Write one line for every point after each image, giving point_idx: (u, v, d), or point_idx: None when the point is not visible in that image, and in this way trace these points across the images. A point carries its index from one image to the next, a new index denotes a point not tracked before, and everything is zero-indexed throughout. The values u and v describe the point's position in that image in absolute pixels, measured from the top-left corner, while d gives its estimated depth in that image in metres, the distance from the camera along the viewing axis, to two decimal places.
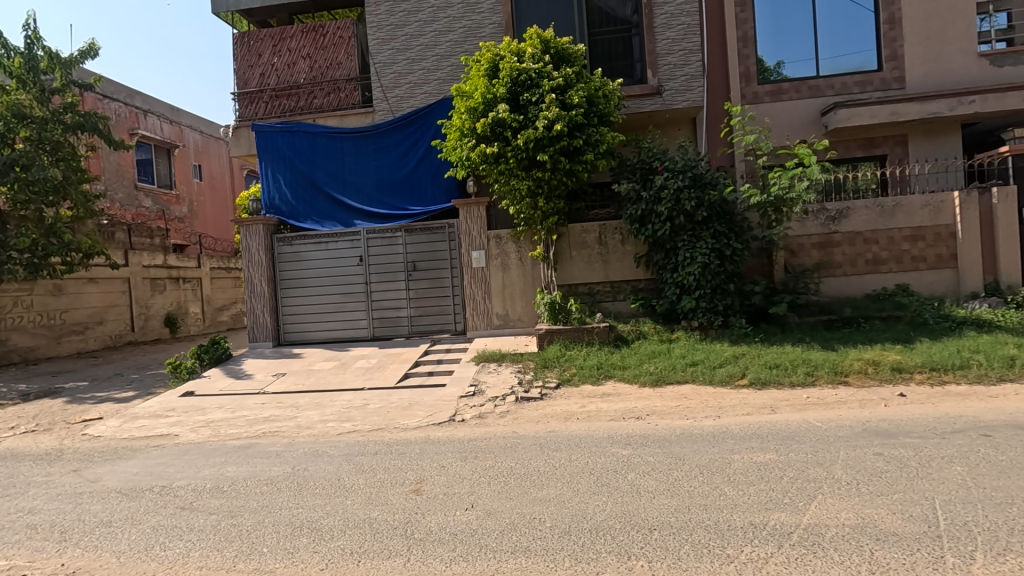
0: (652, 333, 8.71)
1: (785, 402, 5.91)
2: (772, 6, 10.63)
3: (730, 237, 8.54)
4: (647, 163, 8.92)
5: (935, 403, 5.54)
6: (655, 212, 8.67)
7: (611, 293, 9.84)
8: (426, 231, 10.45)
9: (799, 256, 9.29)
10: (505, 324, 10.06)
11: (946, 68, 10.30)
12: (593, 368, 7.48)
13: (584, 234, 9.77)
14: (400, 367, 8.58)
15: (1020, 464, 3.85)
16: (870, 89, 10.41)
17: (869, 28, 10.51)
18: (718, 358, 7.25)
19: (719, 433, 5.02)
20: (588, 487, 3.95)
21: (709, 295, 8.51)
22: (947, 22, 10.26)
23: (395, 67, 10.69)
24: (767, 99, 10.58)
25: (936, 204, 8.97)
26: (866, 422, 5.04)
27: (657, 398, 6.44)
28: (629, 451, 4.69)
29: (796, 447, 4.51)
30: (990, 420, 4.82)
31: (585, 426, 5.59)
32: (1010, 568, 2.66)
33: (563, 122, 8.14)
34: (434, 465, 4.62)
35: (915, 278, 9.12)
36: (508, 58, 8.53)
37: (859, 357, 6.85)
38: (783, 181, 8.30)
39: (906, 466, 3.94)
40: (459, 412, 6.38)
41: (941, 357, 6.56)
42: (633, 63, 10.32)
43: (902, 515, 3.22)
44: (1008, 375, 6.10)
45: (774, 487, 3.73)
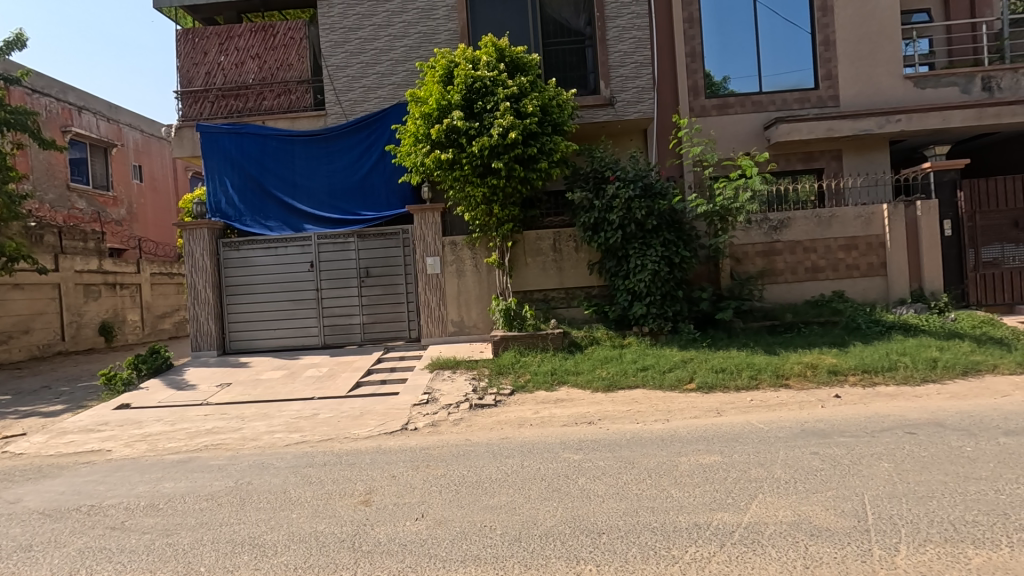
0: (605, 338, 8.87)
1: (731, 405, 6.12)
2: (718, 24, 11.10)
3: (679, 245, 8.79)
4: (600, 173, 9.11)
5: (866, 403, 5.86)
6: (608, 220, 8.84)
7: (565, 300, 9.97)
8: (379, 236, 10.30)
9: (744, 263, 9.67)
10: (461, 331, 10.02)
11: (877, 89, 10.97)
12: (547, 374, 7.54)
13: (539, 241, 9.86)
14: (352, 375, 8.40)
15: (940, 459, 4.12)
16: (808, 106, 10.97)
17: (807, 49, 11.10)
18: (668, 363, 7.44)
19: (667, 436, 5.15)
20: (539, 493, 3.97)
21: (660, 301, 8.73)
22: (877, 45, 10.92)
23: (348, 71, 10.53)
24: (713, 113, 11.01)
25: (868, 215, 9.53)
26: (804, 423, 5.28)
27: (609, 402, 6.54)
28: (580, 456, 4.75)
29: (739, 448, 4.67)
30: (915, 419, 5.14)
31: (538, 432, 5.62)
32: (930, 557, 2.84)
33: (517, 130, 8.22)
34: (384, 475, 4.54)
35: (849, 285, 9.63)
36: (462, 65, 8.56)
37: (799, 361, 7.17)
38: (728, 191, 8.64)
39: (839, 464, 4.14)
40: (412, 421, 6.29)
41: (872, 360, 6.95)
42: (586, 74, 10.54)
43: (835, 511, 3.39)
44: (931, 376, 6.53)
45: (717, 488, 3.85)
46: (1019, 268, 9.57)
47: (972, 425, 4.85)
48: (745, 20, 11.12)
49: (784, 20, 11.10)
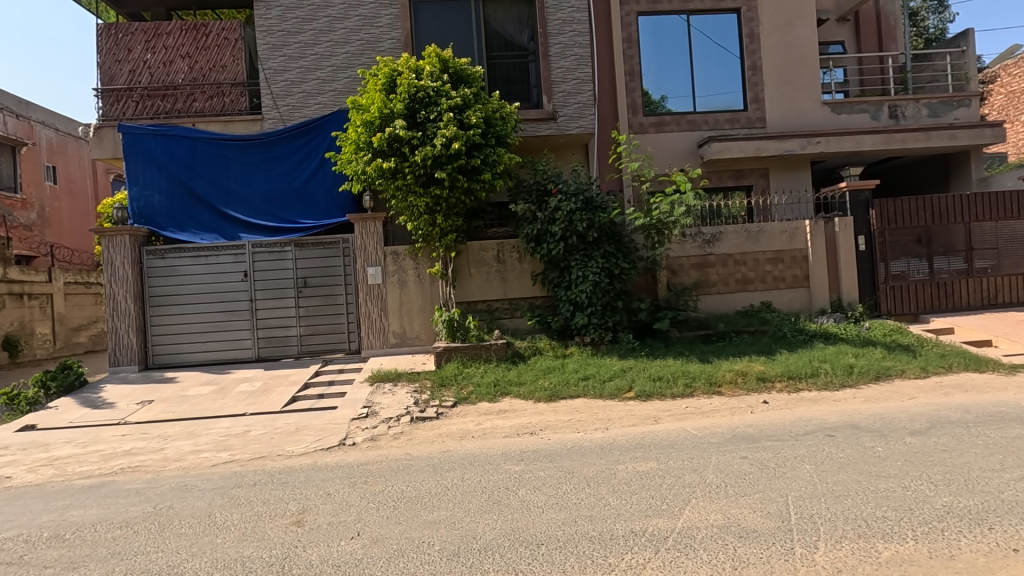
0: (547, 348, 8.96)
1: (667, 412, 6.31)
2: (655, 45, 11.59)
3: (618, 257, 9.00)
4: (543, 185, 9.24)
5: (791, 408, 6.19)
6: (550, 232, 8.98)
7: (509, 310, 10.00)
8: (318, 246, 9.99)
9: (679, 275, 10.05)
10: (403, 342, 9.85)
11: (800, 112, 11.71)
12: (490, 385, 7.52)
13: (482, 252, 9.87)
14: (287, 390, 8.05)
15: (854, 459, 4.40)
16: (738, 126, 11.60)
17: (736, 73, 11.75)
18: (608, 372, 7.61)
19: (606, 445, 5.24)
20: (479, 506, 3.93)
21: (600, 311, 8.91)
22: (799, 72, 11.69)
23: (286, 75, 10.21)
24: (651, 131, 11.44)
25: (792, 230, 10.15)
26: (735, 428, 5.51)
27: (551, 412, 6.60)
28: (521, 467, 4.75)
29: (674, 454, 4.81)
30: (834, 422, 5.49)
31: (479, 444, 5.58)
32: (845, 553, 3.02)
33: (461, 141, 8.22)
34: (319, 493, 4.36)
35: (776, 295, 10.18)
36: (405, 74, 8.51)
37: (730, 368, 7.51)
38: (664, 206, 8.99)
39: (766, 467, 4.35)
40: (350, 436, 6.10)
41: (796, 367, 7.37)
42: (529, 88, 10.70)
43: (761, 513, 3.55)
44: (848, 381, 7.00)
45: (653, 494, 3.95)
46: (923, 280, 10.33)
47: (882, 427, 5.23)
48: (680, 43, 11.66)
49: (716, 44, 11.72)
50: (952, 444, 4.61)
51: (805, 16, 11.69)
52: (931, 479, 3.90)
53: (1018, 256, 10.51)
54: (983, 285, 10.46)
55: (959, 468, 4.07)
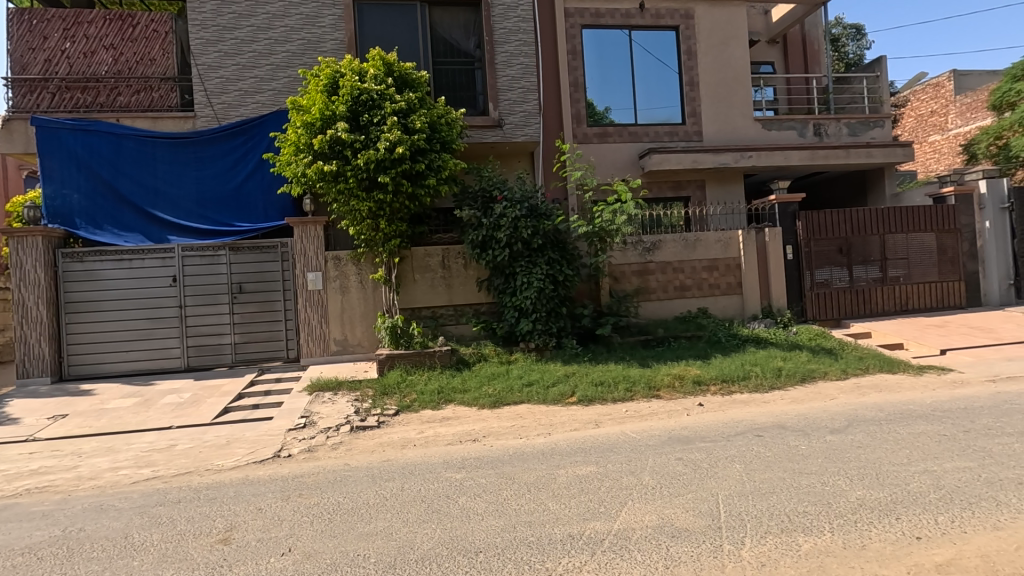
0: (492, 355, 8.96)
1: (608, 416, 6.44)
2: (598, 58, 11.91)
3: (562, 264, 9.12)
4: (488, 192, 9.28)
5: (724, 410, 6.47)
6: (495, 238, 9.00)
7: (454, 317, 9.96)
8: (255, 250, 9.61)
9: (621, 282, 10.31)
10: (344, 350, 9.59)
11: (734, 127, 12.29)
12: (433, 393, 7.43)
13: (427, 258, 9.79)
14: (219, 401, 7.66)
15: (779, 458, 4.63)
16: (676, 139, 12.05)
17: (675, 88, 12.22)
18: (552, 378, 7.68)
19: (547, 450, 5.28)
20: (418, 516, 3.87)
21: (545, 317, 8.99)
22: (732, 90, 12.29)
23: (221, 72, 9.79)
24: (595, 141, 11.72)
25: (726, 239, 10.64)
26: (671, 431, 5.69)
27: (494, 419, 6.59)
28: (462, 474, 4.72)
29: (613, 458, 4.91)
30: (763, 422, 5.76)
31: (421, 452, 5.50)
32: (769, 548, 3.16)
33: (405, 146, 8.12)
34: (249, 509, 4.16)
35: (712, 302, 10.61)
36: (348, 76, 8.35)
37: (668, 373, 7.75)
38: (606, 214, 9.21)
39: (699, 467, 4.51)
40: (286, 447, 5.87)
41: (730, 370, 7.70)
42: (475, 95, 10.74)
43: (693, 512, 3.67)
44: (776, 384, 7.38)
45: (592, 498, 4.01)
46: (844, 287, 11.04)
47: (806, 426, 5.53)
48: (622, 57, 12.03)
49: (656, 59, 12.16)
50: (867, 440, 4.94)
51: (738, 36, 12.31)
52: (848, 474, 4.15)
53: (926, 265, 11.41)
54: (896, 293, 11.26)
55: (872, 463, 4.36)
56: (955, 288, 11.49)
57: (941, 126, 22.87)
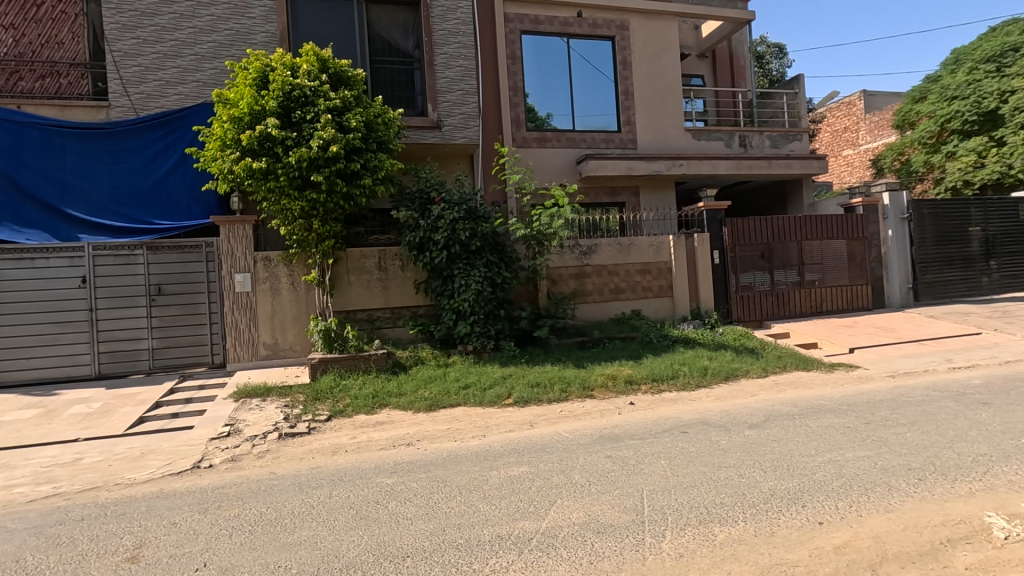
0: (429, 358, 8.89)
1: (542, 417, 6.53)
2: (537, 64, 12.11)
3: (501, 267, 9.16)
4: (426, 194, 9.20)
5: (653, 408, 6.71)
6: (433, 240, 8.93)
7: (390, 319, 9.80)
8: (176, 249, 9.08)
9: (558, 284, 10.51)
10: (275, 354, 9.23)
11: (666, 136, 12.78)
12: (367, 397, 7.28)
13: (363, 259, 9.61)
14: (134, 411, 7.17)
15: (701, 453, 4.85)
16: (612, 146, 12.40)
17: (611, 96, 12.58)
18: (489, 380, 7.71)
19: (481, 452, 5.30)
20: (345, 523, 3.78)
21: (482, 320, 8.98)
22: (665, 100, 12.79)
23: (140, 60, 9.20)
24: (533, 145, 11.88)
25: (659, 244, 11.06)
26: (602, 429, 5.84)
27: (429, 422, 6.54)
28: (393, 479, 4.65)
29: (545, 457, 4.98)
30: (688, 419, 6.01)
31: (352, 458, 5.37)
32: (687, 539, 3.31)
33: (339, 144, 7.90)
34: (162, 524, 3.93)
35: (645, 304, 10.98)
36: (279, 71, 8.06)
37: (602, 373, 7.96)
38: (543, 218, 9.35)
39: (626, 464, 4.66)
40: (207, 457, 5.58)
41: (660, 370, 8.00)
42: (414, 95, 10.63)
43: (619, 508, 3.78)
44: (703, 382, 7.74)
45: (522, 498, 4.06)
46: (766, 290, 11.69)
47: (728, 422, 5.82)
48: (560, 64, 12.28)
49: (593, 68, 12.48)
50: (781, 434, 5.26)
51: (670, 49, 12.83)
52: (762, 466, 4.41)
53: (838, 270, 12.29)
54: (812, 296, 12.05)
55: (784, 455, 4.65)
56: (862, 291, 12.43)
57: (853, 141, 24.74)
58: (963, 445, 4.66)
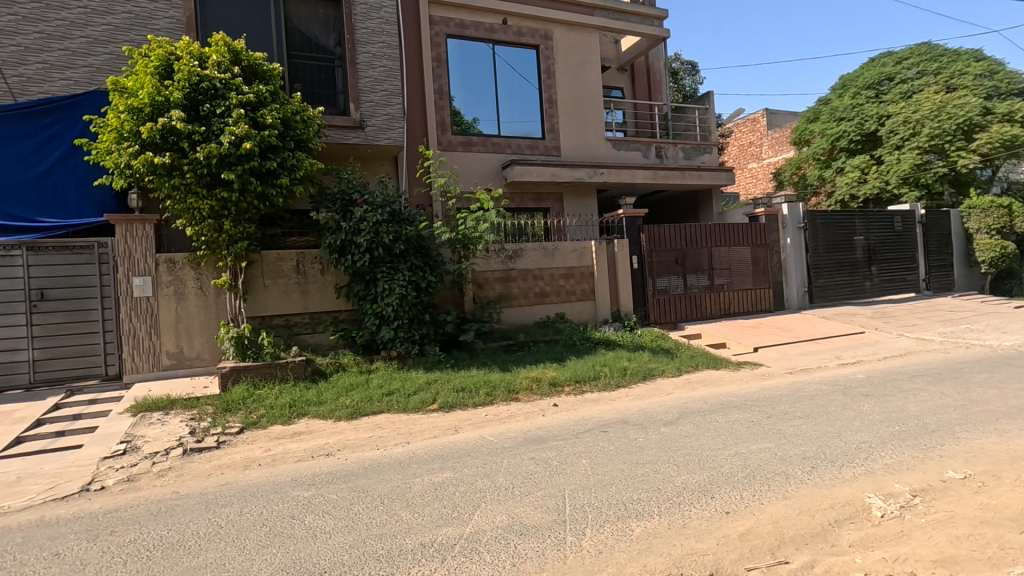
0: (351, 364, 8.60)
1: (467, 421, 6.51)
2: (462, 68, 12.12)
3: (425, 270, 9.02)
4: (347, 195, 8.94)
5: (575, 409, 6.88)
6: (355, 243, 8.67)
7: (310, 325, 9.43)
8: (63, 250, 8.22)
9: (484, 289, 10.53)
10: (179, 364, 8.58)
11: (589, 145, 13.18)
12: (283, 407, 6.94)
13: (280, 262, 9.16)
14: (9, 430, 6.40)
15: (620, 451, 5.03)
16: (537, 153, 12.63)
17: (535, 103, 12.81)
18: (413, 386, 7.58)
19: (405, 459, 5.21)
20: (257, 541, 3.58)
21: (407, 325, 8.81)
22: (587, 110, 13.19)
23: (19, 39, 8.28)
24: (458, 149, 11.86)
25: (581, 249, 11.38)
26: (527, 432, 5.92)
27: (351, 431, 6.33)
28: (311, 492, 4.45)
29: (469, 462, 4.98)
30: (609, 419, 6.23)
31: (266, 472, 5.09)
32: (606, 535, 3.42)
33: (253, 141, 7.46)
34: (42, 556, 3.53)
35: (569, 307, 11.24)
36: (185, 60, 7.54)
37: (527, 376, 8.06)
38: (469, 222, 9.35)
39: (549, 465, 4.75)
40: (98, 479, 5.07)
41: (582, 372, 8.22)
42: (335, 93, 10.29)
43: (541, 509, 3.84)
44: (622, 382, 8.05)
45: (446, 504, 4.02)
46: (680, 294, 12.34)
47: (645, 420, 6.09)
48: (485, 69, 12.36)
49: (517, 75, 12.66)
50: (692, 430, 5.57)
51: (591, 60, 13.26)
52: (675, 461, 4.66)
53: (744, 275, 13.19)
54: (722, 299, 12.85)
55: (695, 450, 4.92)
56: (765, 294, 13.41)
57: (757, 155, 26.74)
58: (848, 433, 5.15)
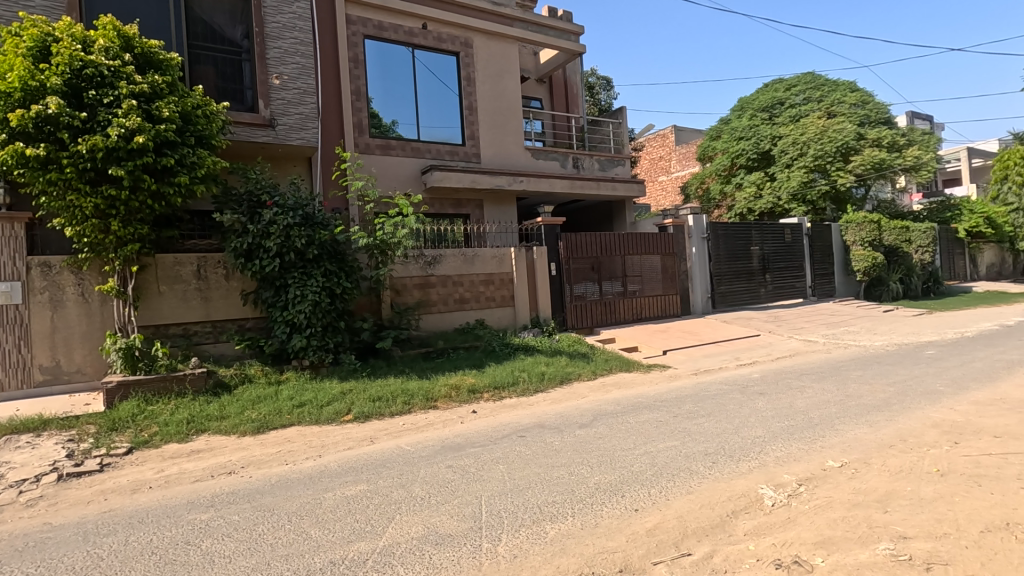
0: (258, 375, 8.09)
1: (384, 431, 6.35)
2: (381, 70, 11.89)
3: (340, 276, 8.70)
4: (255, 196, 8.46)
5: (494, 415, 6.92)
6: (263, 247, 8.21)
7: (211, 335, 8.79)
8: None
9: (402, 295, 10.34)
10: (56, 379, 7.70)
11: (508, 153, 13.35)
12: (180, 423, 6.41)
13: (177, 267, 8.50)
14: None
15: (536, 455, 5.11)
16: (457, 159, 12.61)
17: (455, 110, 12.81)
18: (326, 397, 7.27)
19: (316, 473, 4.98)
20: (145, 571, 3.27)
21: (320, 332, 8.44)
22: (506, 119, 13.36)
23: None
24: (377, 152, 11.60)
25: (501, 255, 11.48)
26: (445, 439, 5.87)
27: (257, 446, 5.96)
28: (210, 514, 4.13)
29: (385, 473, 4.85)
30: (526, 423, 6.32)
31: (159, 495, 4.67)
32: (521, 540, 3.45)
33: (147, 135, 6.87)
34: None
35: (489, 314, 11.30)
36: (66, 43, 6.85)
37: (446, 383, 7.98)
38: (387, 227, 9.14)
39: (466, 472, 4.73)
40: None
41: (501, 378, 8.27)
42: (243, 89, 9.74)
43: (457, 517, 3.82)
44: (540, 386, 8.19)
45: (359, 518, 3.88)
46: (595, 300, 12.77)
47: (561, 423, 6.24)
48: (405, 73, 12.19)
49: (438, 81, 12.60)
50: (605, 431, 5.77)
51: (511, 70, 13.47)
52: (589, 462, 4.80)
53: (654, 282, 13.89)
54: (634, 305, 13.44)
55: (608, 450, 5.10)
56: (674, 300, 14.19)
57: (666, 168, 28.38)
58: (744, 429, 5.56)
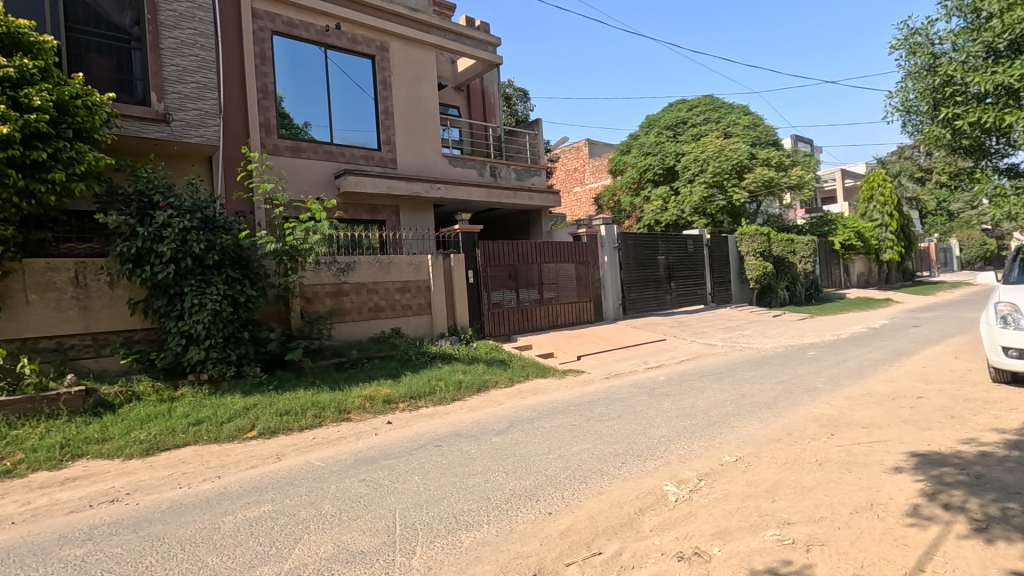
0: (148, 393, 7.39)
1: (292, 447, 6.03)
2: (291, 69, 11.38)
3: (244, 284, 8.18)
4: (146, 196, 7.79)
5: (410, 425, 6.80)
6: (155, 253, 7.56)
7: (91, 348, 7.94)
8: None
9: (313, 303, 9.90)
10: None
11: (426, 160, 13.21)
12: (51, 448, 5.71)
13: (50, 273, 7.62)
14: None
15: (452, 464, 5.07)
16: (372, 163, 12.32)
17: (370, 113, 12.50)
18: (227, 413, 6.78)
19: (215, 495, 4.64)
20: None
21: (221, 344, 7.88)
22: (423, 125, 13.23)
23: None
24: (286, 154, 11.08)
25: (418, 263, 11.34)
26: (358, 452, 5.68)
27: (145, 470, 5.45)
28: (86, 549, 3.72)
29: (292, 492, 4.60)
30: (443, 433, 6.26)
31: (25, 530, 4.13)
32: (436, 551, 3.40)
33: (12, 125, 6.12)
34: None
35: (405, 322, 11.09)
36: None
37: (359, 394, 7.71)
38: (297, 232, 8.73)
39: (380, 486, 4.59)
40: None
41: (417, 387, 8.13)
42: (132, 80, 8.97)
43: (369, 532, 3.70)
44: (457, 395, 8.15)
45: (262, 541, 3.65)
46: (512, 307, 12.92)
47: (477, 431, 6.24)
48: (316, 72, 11.76)
49: (352, 83, 12.26)
50: (521, 437, 5.84)
51: (428, 77, 13.38)
52: (504, 469, 4.84)
53: (569, 289, 14.28)
54: (550, 312, 13.74)
55: (524, 456, 5.17)
56: (587, 307, 14.67)
57: (580, 180, 29.42)
58: (651, 430, 5.85)
